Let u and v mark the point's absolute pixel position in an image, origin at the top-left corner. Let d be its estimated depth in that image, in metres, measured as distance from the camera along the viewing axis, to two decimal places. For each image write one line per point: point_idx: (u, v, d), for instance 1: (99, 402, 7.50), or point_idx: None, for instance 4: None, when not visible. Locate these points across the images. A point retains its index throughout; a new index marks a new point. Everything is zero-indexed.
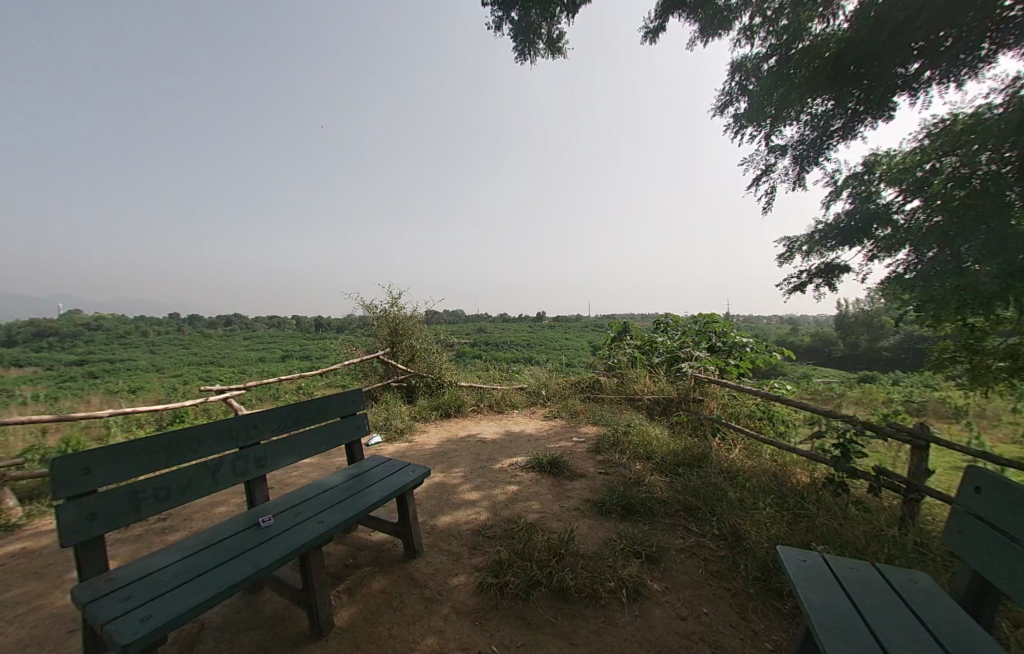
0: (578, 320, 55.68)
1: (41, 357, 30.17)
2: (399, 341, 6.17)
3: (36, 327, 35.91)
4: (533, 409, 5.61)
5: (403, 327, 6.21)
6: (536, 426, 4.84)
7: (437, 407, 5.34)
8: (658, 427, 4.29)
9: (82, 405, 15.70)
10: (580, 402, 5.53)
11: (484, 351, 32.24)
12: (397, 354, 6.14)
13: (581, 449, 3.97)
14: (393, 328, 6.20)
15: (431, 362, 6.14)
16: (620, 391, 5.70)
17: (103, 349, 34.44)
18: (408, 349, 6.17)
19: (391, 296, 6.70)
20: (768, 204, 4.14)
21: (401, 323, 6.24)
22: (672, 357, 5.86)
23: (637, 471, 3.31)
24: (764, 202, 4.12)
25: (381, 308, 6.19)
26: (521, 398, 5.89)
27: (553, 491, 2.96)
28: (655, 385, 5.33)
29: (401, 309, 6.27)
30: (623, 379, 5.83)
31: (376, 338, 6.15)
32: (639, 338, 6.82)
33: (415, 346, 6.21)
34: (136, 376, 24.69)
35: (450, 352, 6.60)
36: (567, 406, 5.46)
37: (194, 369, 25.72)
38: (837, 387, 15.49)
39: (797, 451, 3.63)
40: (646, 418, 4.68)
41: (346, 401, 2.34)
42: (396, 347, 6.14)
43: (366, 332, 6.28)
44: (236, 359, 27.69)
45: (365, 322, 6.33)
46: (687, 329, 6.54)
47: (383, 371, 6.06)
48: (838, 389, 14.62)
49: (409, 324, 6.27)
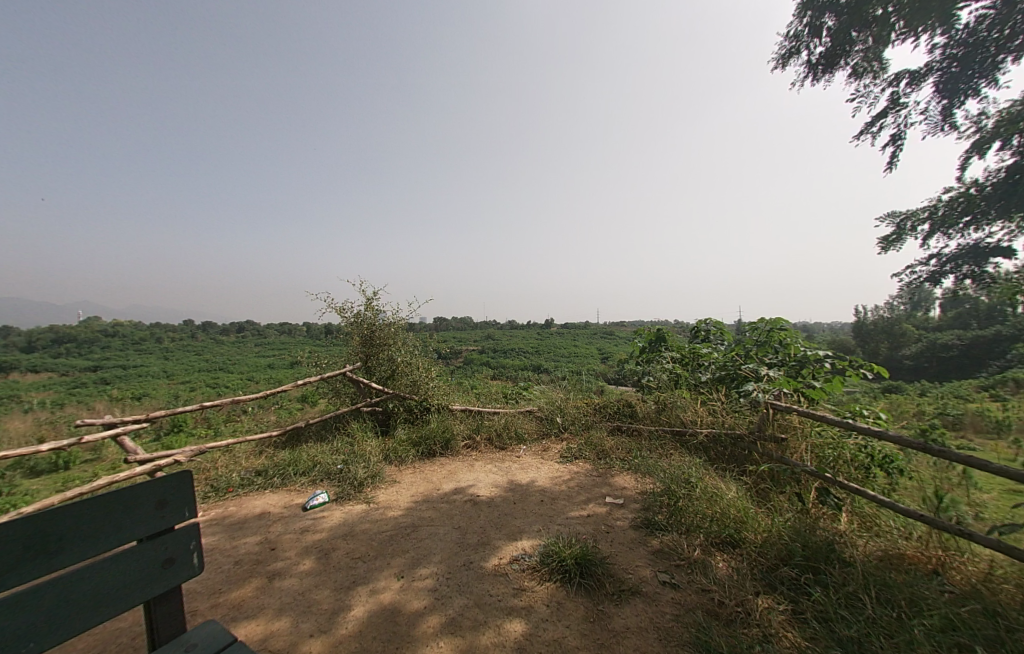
0: (587, 327, 54.35)
1: (58, 361, 30.47)
2: (376, 352, 4.86)
3: (54, 331, 36.30)
4: (546, 444, 4.23)
5: (381, 335, 4.91)
6: (552, 473, 3.49)
7: (417, 443, 4.01)
8: (731, 484, 2.91)
9: (87, 409, 15.35)
10: (607, 436, 4.16)
11: (490, 357, 31.17)
12: (372, 369, 4.84)
13: (621, 523, 2.58)
14: (367, 334, 4.89)
15: (414, 379, 4.81)
16: (662, 420, 4.26)
17: (112, 354, 34.23)
18: (384, 362, 4.83)
19: (366, 295, 5.39)
20: (892, 163, 2.83)
21: (376, 328, 4.92)
22: (729, 373, 4.37)
23: (727, 584, 1.94)
24: (888, 160, 2.81)
25: (351, 309, 4.89)
26: (529, 426, 4.56)
27: (587, 642, 1.60)
28: (711, 413, 3.94)
29: (377, 312, 4.97)
30: (662, 402, 4.41)
31: (348, 348, 4.89)
32: (679, 347, 5.37)
33: (392, 356, 4.84)
34: (144, 381, 24.43)
35: (440, 367, 5.27)
36: (590, 440, 4.08)
37: (201, 374, 25.34)
38: (876, 399, 13.96)
39: (975, 538, 2.21)
40: (706, 465, 3.28)
41: (130, 515, 1.07)
42: (372, 360, 4.84)
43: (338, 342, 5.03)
44: (240, 365, 27.18)
45: (336, 329, 5.06)
46: (742, 337, 5.09)
47: (353, 390, 4.75)
48: (877, 400, 13.11)
49: (386, 331, 4.95)
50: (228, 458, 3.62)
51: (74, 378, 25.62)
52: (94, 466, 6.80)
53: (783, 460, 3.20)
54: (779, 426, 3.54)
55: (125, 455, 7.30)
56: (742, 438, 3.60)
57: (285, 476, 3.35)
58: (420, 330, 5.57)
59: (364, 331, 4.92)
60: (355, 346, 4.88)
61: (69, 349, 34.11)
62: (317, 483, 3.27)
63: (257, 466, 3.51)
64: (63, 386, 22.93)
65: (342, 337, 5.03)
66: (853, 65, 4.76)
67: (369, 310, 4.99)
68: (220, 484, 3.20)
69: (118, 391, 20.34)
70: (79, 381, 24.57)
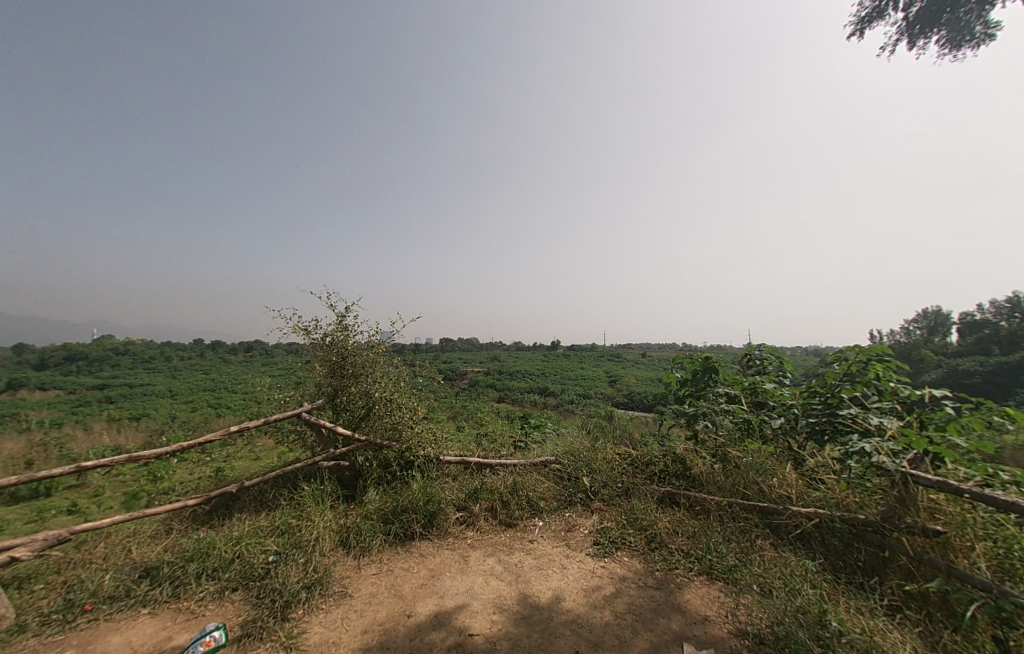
0: (596, 349, 53.08)
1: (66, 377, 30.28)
2: (346, 386, 3.75)
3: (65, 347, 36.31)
4: (570, 517, 3.06)
5: (353, 364, 3.83)
6: (585, 579, 2.31)
7: (389, 520, 2.85)
8: (897, 640, 1.73)
9: (86, 427, 14.71)
10: (655, 510, 2.97)
11: (499, 379, 30.04)
12: (340, 408, 3.72)
13: None
14: (336, 363, 3.81)
15: (394, 422, 3.67)
16: (733, 484, 3.02)
17: (121, 371, 33.98)
18: (353, 399, 3.70)
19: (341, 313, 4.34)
20: None
21: (347, 354, 3.85)
22: (820, 421, 3.18)
23: None
24: None
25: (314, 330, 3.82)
26: (546, 488, 3.38)
27: None
28: (807, 486, 2.75)
29: (350, 335, 3.90)
30: (728, 460, 3.20)
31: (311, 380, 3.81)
32: (734, 379, 4.14)
33: (363, 390, 3.71)
34: (147, 400, 23.83)
35: (428, 405, 4.13)
36: (634, 518, 2.90)
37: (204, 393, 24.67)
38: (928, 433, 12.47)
39: None
40: (828, 592, 2.11)
41: None
42: (340, 396, 3.72)
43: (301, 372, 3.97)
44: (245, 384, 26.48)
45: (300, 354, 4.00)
46: (819, 368, 3.91)
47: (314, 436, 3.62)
48: None
49: (358, 357, 3.85)
50: (114, 545, 2.53)
51: (79, 395, 25.21)
52: (73, 494, 6.07)
53: (958, 575, 2.01)
54: (925, 513, 2.35)
55: (108, 483, 6.56)
56: (869, 528, 2.40)
57: (182, 584, 2.22)
58: (408, 356, 4.48)
59: (331, 356, 3.85)
60: (319, 376, 3.79)
61: (78, 365, 33.95)
62: (226, 600, 2.13)
63: (150, 560, 2.39)
64: (68, 404, 22.44)
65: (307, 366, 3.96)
66: (946, 36, 3.71)
67: (338, 330, 3.93)
68: (78, 598, 2.10)
69: (123, 409, 19.76)
70: (86, 398, 24.15)
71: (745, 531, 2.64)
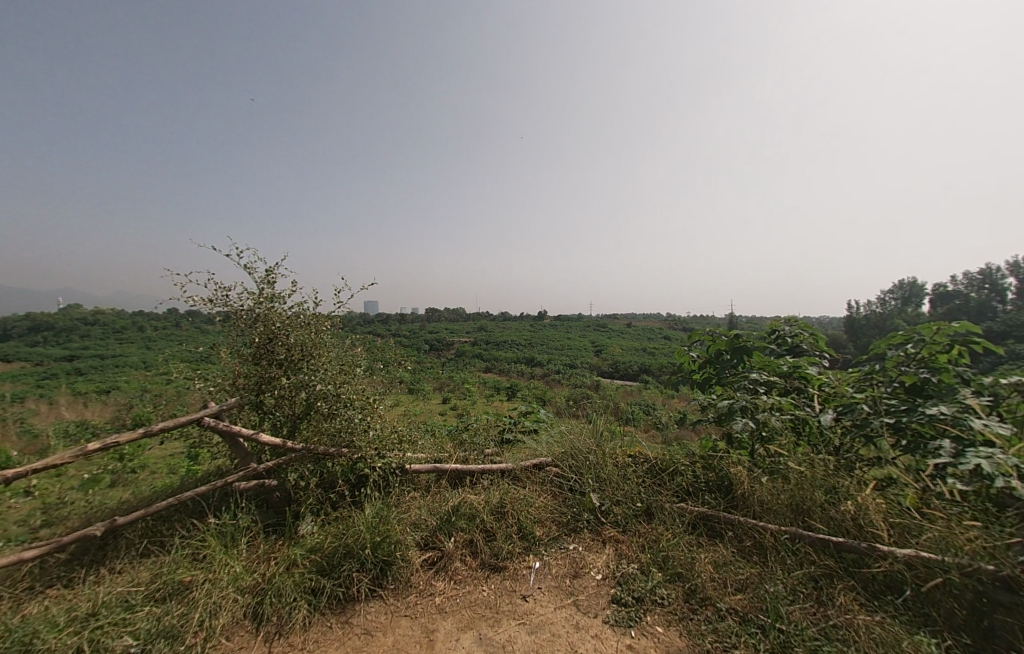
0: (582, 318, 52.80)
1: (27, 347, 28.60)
2: (275, 376, 2.82)
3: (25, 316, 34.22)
4: (576, 551, 2.30)
5: (284, 344, 2.91)
6: None
7: (325, 571, 2.04)
8: None
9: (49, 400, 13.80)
10: (690, 543, 2.23)
11: (485, 349, 29.50)
12: (267, 403, 2.79)
13: None
14: (262, 344, 2.89)
15: (341, 421, 2.76)
16: (792, 508, 2.28)
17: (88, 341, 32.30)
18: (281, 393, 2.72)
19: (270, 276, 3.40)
20: None
21: (276, 333, 2.90)
22: (896, 422, 2.44)
23: None
24: None
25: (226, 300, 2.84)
26: (543, 507, 2.61)
27: None
28: (893, 523, 2.06)
29: (275, 305, 2.99)
30: (778, 474, 2.46)
31: (232, 367, 2.91)
32: (769, 363, 3.36)
33: (294, 379, 2.74)
34: (116, 371, 22.67)
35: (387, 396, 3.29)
36: (661, 557, 2.15)
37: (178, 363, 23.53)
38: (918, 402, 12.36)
39: None
40: None
41: None
42: (267, 389, 2.79)
43: (220, 356, 3.04)
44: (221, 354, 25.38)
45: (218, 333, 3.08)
46: (878, 350, 3.14)
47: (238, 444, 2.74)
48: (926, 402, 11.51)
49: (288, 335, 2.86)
50: None
51: (42, 367, 23.88)
52: None
53: None
54: None
55: None
56: (999, 584, 1.70)
57: None
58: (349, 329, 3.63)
59: (254, 336, 2.90)
60: (239, 362, 2.86)
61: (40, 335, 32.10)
62: None
63: None
64: (30, 376, 21.21)
65: (226, 349, 3.03)
66: None
67: (263, 300, 2.97)
68: None
69: (93, 381, 18.61)
70: (52, 369, 22.76)
71: (817, 581, 1.96)
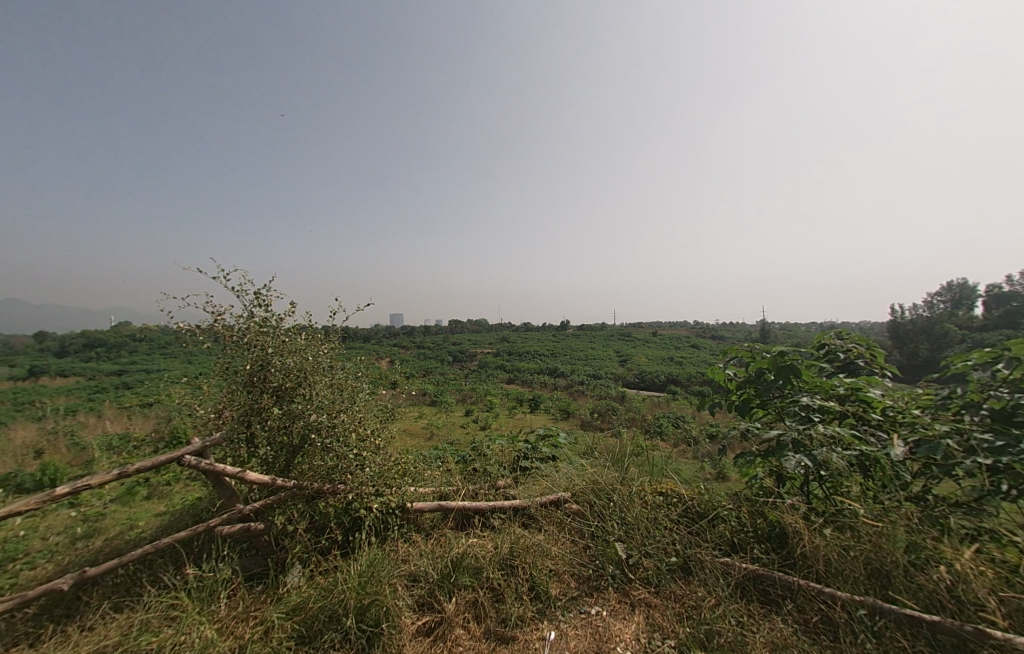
0: (606, 327, 51.96)
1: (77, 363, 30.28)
2: (265, 407, 2.55)
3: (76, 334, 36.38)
4: (599, 617, 1.95)
5: (275, 371, 2.65)
6: None
7: (308, 640, 1.77)
8: None
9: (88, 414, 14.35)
10: (738, 613, 1.84)
11: (507, 360, 29.26)
12: (255, 438, 2.52)
13: None
14: (251, 371, 2.64)
15: (335, 456, 2.49)
16: (865, 570, 1.89)
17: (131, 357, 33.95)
18: (270, 425, 2.48)
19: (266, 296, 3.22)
20: None
21: (267, 359, 2.69)
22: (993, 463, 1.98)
23: None
24: None
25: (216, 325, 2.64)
26: (560, 557, 2.27)
27: None
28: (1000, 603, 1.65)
29: (268, 327, 2.81)
30: (845, 527, 2.04)
31: (222, 396, 2.70)
32: (822, 385, 2.94)
33: (285, 408, 2.51)
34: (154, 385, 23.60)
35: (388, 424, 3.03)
36: (703, 631, 1.77)
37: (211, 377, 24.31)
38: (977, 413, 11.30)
39: None
40: None
41: None
42: (256, 422, 2.51)
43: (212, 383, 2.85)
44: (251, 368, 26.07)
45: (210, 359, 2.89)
46: (957, 370, 2.65)
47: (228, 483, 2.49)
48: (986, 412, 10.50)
49: (280, 360, 2.63)
50: None
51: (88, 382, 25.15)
52: None
53: None
54: None
55: None
56: None
57: None
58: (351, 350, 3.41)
59: (245, 363, 2.70)
60: (229, 391, 2.65)
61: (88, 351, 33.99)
62: None
63: None
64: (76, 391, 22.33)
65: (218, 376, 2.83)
66: None
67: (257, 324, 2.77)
68: None
69: (135, 394, 19.41)
70: (98, 383, 23.93)
71: None
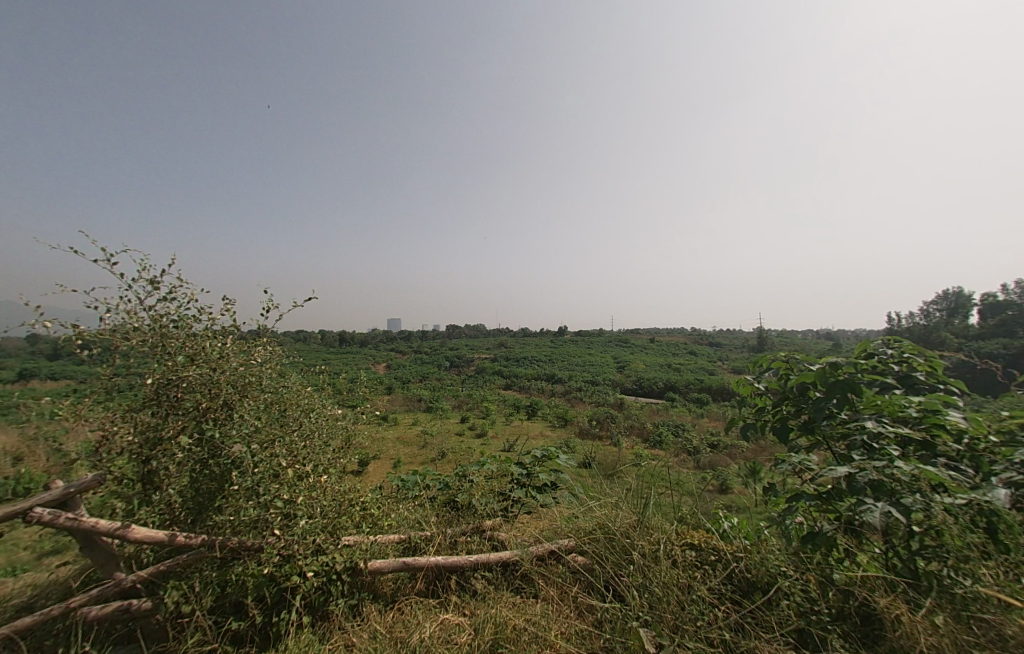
0: (603, 332, 51.48)
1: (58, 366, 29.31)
2: (166, 437, 1.85)
3: None
4: None
5: (182, 389, 1.92)
6: None
7: None
8: None
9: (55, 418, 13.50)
10: None
11: (502, 364, 28.65)
12: (155, 479, 1.85)
13: None
14: (152, 391, 1.91)
15: (258, 506, 1.83)
16: None
17: None
18: (173, 459, 1.83)
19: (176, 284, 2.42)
20: None
21: (170, 373, 1.94)
22: None
23: None
24: None
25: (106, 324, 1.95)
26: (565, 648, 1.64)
27: None
28: None
29: (183, 329, 2.08)
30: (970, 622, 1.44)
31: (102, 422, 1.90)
32: (888, 407, 2.34)
33: (196, 437, 1.86)
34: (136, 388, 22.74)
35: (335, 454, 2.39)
36: None
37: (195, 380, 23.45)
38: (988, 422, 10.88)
39: None
40: None
41: None
42: (154, 457, 1.84)
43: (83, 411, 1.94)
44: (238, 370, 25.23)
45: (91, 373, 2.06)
46: None
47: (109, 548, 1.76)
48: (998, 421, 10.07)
49: (192, 371, 1.96)
50: None
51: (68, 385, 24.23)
52: None
53: None
54: None
55: None
56: None
57: None
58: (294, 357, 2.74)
59: (139, 376, 1.96)
60: (113, 413, 1.91)
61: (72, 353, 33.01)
62: None
63: None
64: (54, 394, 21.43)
65: (93, 396, 1.96)
66: None
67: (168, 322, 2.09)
68: None
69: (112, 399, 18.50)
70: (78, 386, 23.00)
71: None
